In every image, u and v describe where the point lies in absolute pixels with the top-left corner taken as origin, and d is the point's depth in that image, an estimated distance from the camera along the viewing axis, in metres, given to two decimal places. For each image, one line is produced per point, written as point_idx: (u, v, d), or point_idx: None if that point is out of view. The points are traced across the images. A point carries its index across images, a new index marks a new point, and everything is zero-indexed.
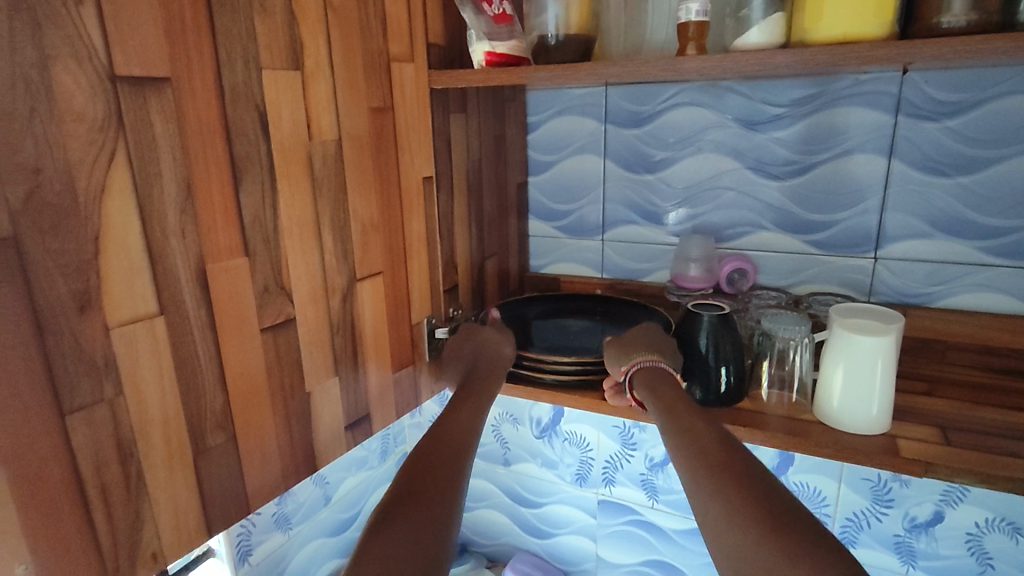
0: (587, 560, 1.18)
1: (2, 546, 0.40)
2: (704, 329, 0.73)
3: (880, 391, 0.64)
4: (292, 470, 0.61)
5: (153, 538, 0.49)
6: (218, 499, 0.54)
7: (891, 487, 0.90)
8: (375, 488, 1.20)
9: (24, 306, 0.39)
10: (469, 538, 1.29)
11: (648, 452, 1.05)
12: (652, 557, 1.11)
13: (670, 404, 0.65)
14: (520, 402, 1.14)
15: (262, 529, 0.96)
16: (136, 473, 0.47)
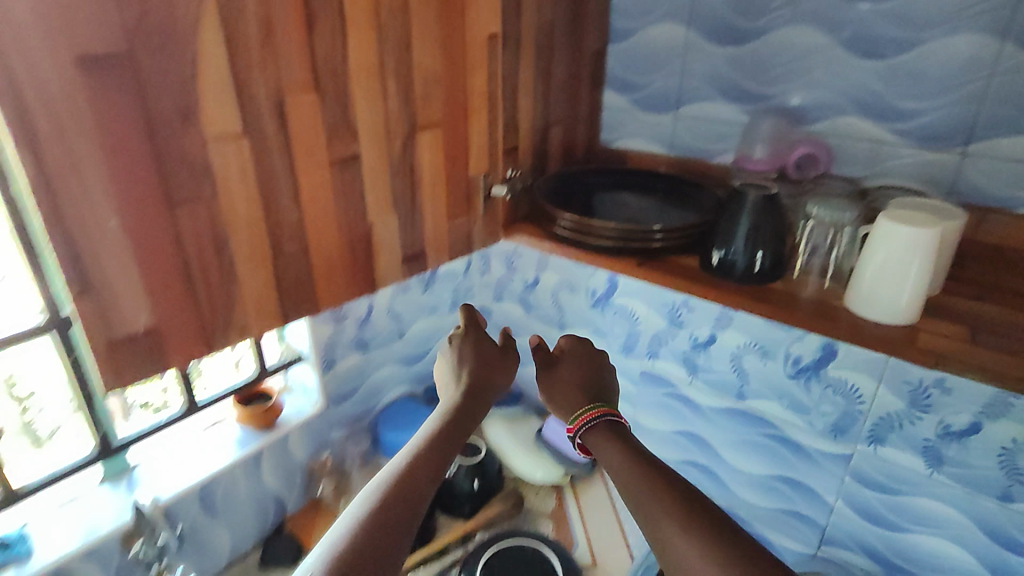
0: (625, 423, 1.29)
1: (132, 296, 0.53)
2: (747, 209, 0.76)
3: (913, 282, 0.65)
4: (355, 287, 0.72)
5: (242, 315, 0.62)
6: (292, 297, 0.66)
7: (930, 393, 0.89)
8: (444, 333, 1.34)
9: (139, 112, 0.49)
10: (524, 389, 1.43)
11: (693, 332, 1.11)
12: (685, 428, 1.21)
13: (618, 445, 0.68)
14: (579, 272, 1.21)
15: (344, 347, 1.13)
16: (227, 263, 0.59)
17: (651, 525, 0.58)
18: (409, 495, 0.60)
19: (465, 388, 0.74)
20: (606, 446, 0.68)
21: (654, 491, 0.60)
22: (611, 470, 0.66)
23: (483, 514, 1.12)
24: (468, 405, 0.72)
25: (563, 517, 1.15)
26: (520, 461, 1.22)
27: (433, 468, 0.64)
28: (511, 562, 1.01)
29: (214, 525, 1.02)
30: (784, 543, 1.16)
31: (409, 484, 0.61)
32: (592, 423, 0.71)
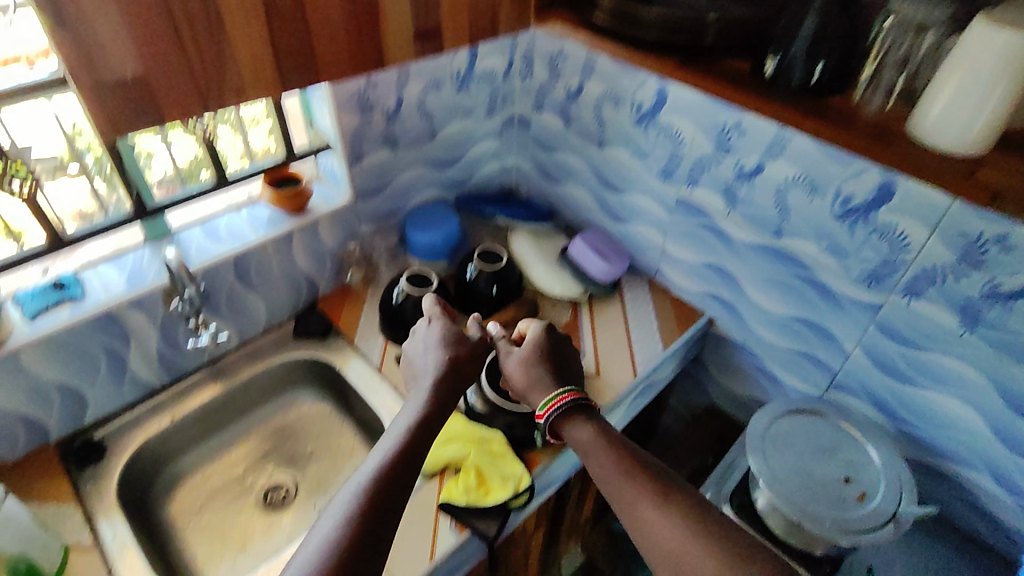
0: (653, 251, 1.26)
1: (111, 36, 0.51)
2: (813, 11, 0.75)
3: (989, 107, 0.65)
4: (359, 60, 0.68)
5: (235, 75, 0.60)
6: (291, 62, 0.63)
7: (988, 247, 0.80)
8: (477, 140, 1.29)
9: None
10: (556, 207, 1.40)
11: (740, 159, 1.02)
12: (714, 262, 1.17)
13: (591, 425, 0.82)
14: (626, 81, 1.10)
15: (372, 142, 1.11)
16: (215, 13, 0.55)
17: (629, 503, 0.72)
18: (393, 485, 0.70)
19: (437, 388, 0.84)
20: (577, 428, 0.82)
21: (626, 476, 0.74)
22: (586, 449, 0.80)
23: (498, 317, 1.17)
24: (431, 415, 0.80)
25: (575, 330, 1.18)
26: (540, 275, 1.23)
27: (412, 458, 0.75)
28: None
29: (251, 295, 1.11)
30: (789, 381, 1.16)
31: (394, 474, 0.71)
32: (557, 412, 0.84)
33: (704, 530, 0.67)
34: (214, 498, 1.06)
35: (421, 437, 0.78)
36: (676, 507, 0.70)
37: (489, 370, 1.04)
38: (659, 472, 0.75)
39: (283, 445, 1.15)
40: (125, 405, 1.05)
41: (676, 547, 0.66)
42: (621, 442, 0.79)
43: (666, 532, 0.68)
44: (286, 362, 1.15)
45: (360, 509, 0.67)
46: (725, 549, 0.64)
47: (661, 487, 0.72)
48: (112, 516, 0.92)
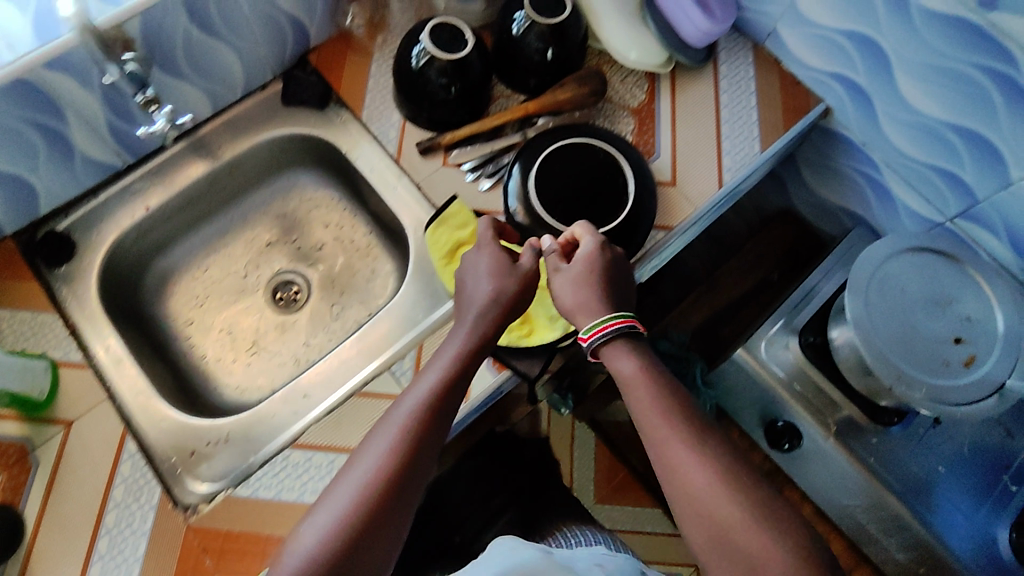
0: (774, 2, 0.88)
1: None
2: None
3: None
4: None
5: None
6: None
7: None
8: None
9: None
10: None
11: None
12: (860, 32, 0.81)
13: (638, 362, 0.67)
14: None
15: None
16: None
17: (657, 439, 0.62)
18: (427, 437, 0.61)
19: (482, 323, 0.69)
20: (619, 356, 0.67)
21: (663, 413, 0.63)
22: (620, 373, 0.67)
23: (552, 94, 0.86)
24: (475, 354, 0.68)
25: (649, 117, 0.90)
26: (610, 34, 0.88)
27: (451, 402, 0.64)
28: (574, 164, 0.82)
29: (219, 48, 0.80)
30: (906, 201, 0.92)
31: (433, 419, 0.62)
32: (604, 341, 0.68)
33: (732, 481, 0.57)
34: (218, 295, 0.94)
35: (460, 376, 0.66)
36: (711, 451, 0.59)
37: (539, 176, 0.82)
38: (693, 410, 0.63)
39: (290, 236, 0.98)
40: (88, 189, 0.84)
41: (697, 495, 0.57)
42: (661, 375, 0.66)
43: (690, 478, 0.58)
44: (280, 137, 0.91)
45: (393, 453, 0.59)
46: (751, 507, 0.55)
47: (689, 429, 0.61)
48: (99, 326, 0.80)
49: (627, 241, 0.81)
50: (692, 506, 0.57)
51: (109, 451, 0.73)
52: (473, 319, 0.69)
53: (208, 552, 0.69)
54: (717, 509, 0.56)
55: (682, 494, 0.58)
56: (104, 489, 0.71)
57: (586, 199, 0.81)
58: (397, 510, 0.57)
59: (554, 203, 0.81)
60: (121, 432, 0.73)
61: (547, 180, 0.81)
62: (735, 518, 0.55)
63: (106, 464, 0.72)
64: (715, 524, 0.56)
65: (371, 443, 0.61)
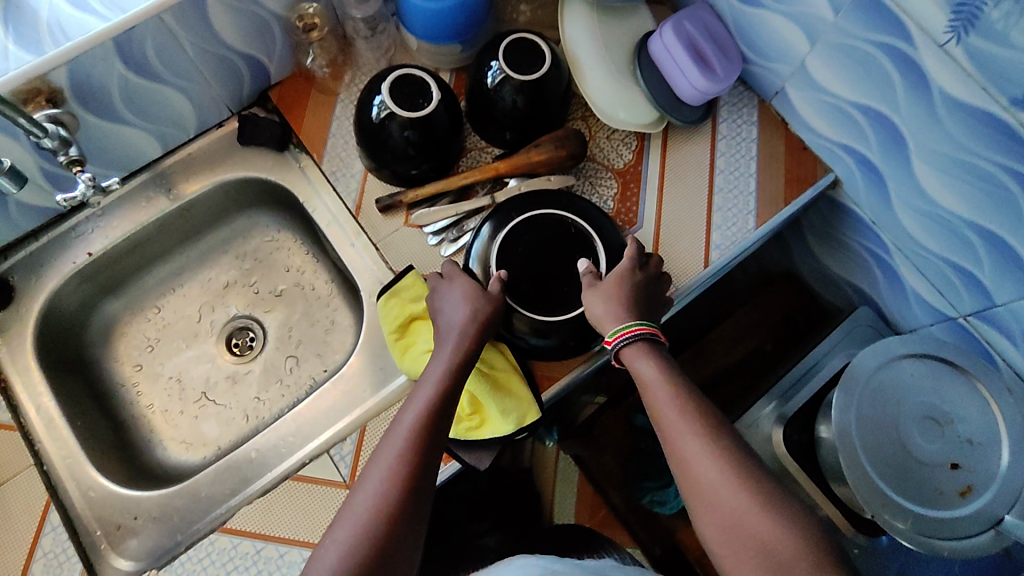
0: (783, 61, 0.78)
1: None
2: None
3: None
4: None
5: None
6: None
7: None
8: None
9: None
10: None
11: None
12: (876, 108, 0.72)
13: (667, 365, 0.63)
14: None
15: None
16: None
17: (673, 437, 0.59)
18: (423, 468, 0.58)
19: (464, 348, 0.66)
20: (642, 360, 0.64)
21: (682, 411, 0.60)
22: (642, 374, 0.63)
23: (527, 154, 0.79)
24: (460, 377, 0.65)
25: (634, 180, 0.82)
26: (596, 88, 0.80)
27: (443, 424, 0.62)
28: (544, 236, 0.74)
29: (164, 90, 0.74)
30: (915, 287, 0.83)
31: (427, 444, 0.60)
32: (630, 347, 0.65)
33: (741, 468, 0.56)
34: (170, 339, 0.89)
35: (449, 397, 0.63)
36: (729, 449, 0.57)
37: (502, 249, 0.74)
38: (710, 410, 0.60)
39: (250, 278, 0.93)
40: (29, 233, 0.80)
41: (709, 483, 0.56)
42: (682, 378, 0.62)
43: (701, 466, 0.57)
44: (238, 179, 0.85)
45: (392, 489, 0.56)
46: (759, 493, 0.54)
47: (703, 420, 0.59)
48: (33, 380, 0.76)
49: (592, 330, 0.73)
50: (703, 494, 0.56)
51: (32, 521, 0.69)
52: (455, 342, 0.66)
53: None
54: (729, 505, 0.54)
55: (695, 490, 0.56)
56: (23, 565, 0.67)
57: (553, 279, 0.73)
58: (404, 542, 0.55)
59: (517, 279, 0.73)
60: (45, 501, 0.70)
61: (511, 255, 0.73)
62: (745, 509, 0.54)
63: (27, 534, 0.69)
64: (726, 520, 0.54)
65: (370, 473, 0.59)
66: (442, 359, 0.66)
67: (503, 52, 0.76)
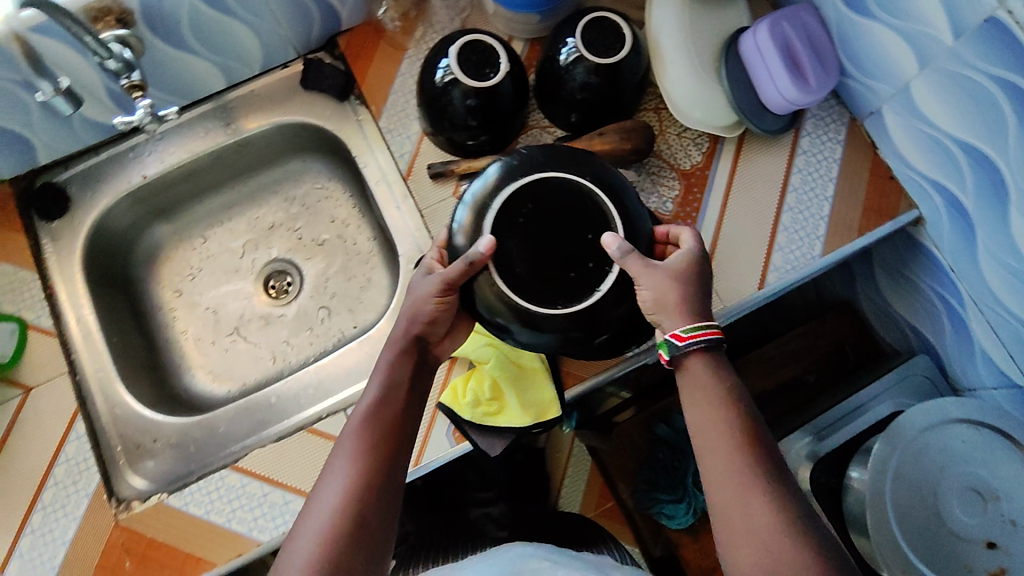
0: (885, 80, 0.72)
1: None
2: None
3: None
4: None
5: None
6: None
7: None
8: None
9: None
10: None
11: None
12: (978, 148, 0.65)
13: (731, 388, 0.56)
14: None
15: None
16: None
17: (722, 468, 0.53)
18: (383, 453, 0.55)
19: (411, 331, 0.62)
20: (702, 373, 0.56)
21: (736, 443, 0.53)
22: (697, 389, 0.56)
23: (590, 140, 0.74)
24: (411, 363, 0.61)
25: (698, 184, 0.77)
26: (672, 80, 0.75)
27: (402, 416, 0.59)
28: (556, 207, 0.56)
29: (232, 23, 0.73)
30: (985, 346, 0.76)
31: (385, 429, 0.57)
32: (692, 350, 0.57)
33: (799, 514, 0.50)
34: (211, 271, 0.91)
35: (400, 391, 0.60)
36: (782, 490, 0.51)
37: (498, 221, 0.56)
38: (766, 445, 0.54)
39: (295, 223, 0.93)
40: (92, 146, 0.82)
41: (764, 522, 0.50)
42: (743, 404, 0.56)
43: (759, 502, 0.51)
44: (296, 122, 0.85)
45: (354, 478, 0.53)
46: (818, 546, 0.48)
47: (761, 454, 0.53)
48: (76, 291, 0.78)
49: (600, 328, 0.56)
50: (750, 534, 0.50)
51: (59, 426, 0.72)
52: (403, 330, 0.62)
53: (130, 555, 0.68)
54: (776, 552, 0.48)
55: (740, 531, 0.50)
56: (47, 466, 0.71)
57: (559, 260, 0.55)
58: (376, 532, 0.52)
59: (514, 258, 0.55)
60: (74, 410, 0.72)
61: (507, 228, 0.56)
62: (800, 570, 0.47)
63: (54, 439, 0.72)
64: (771, 568, 0.48)
65: (331, 469, 0.55)
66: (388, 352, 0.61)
67: (580, 29, 0.71)
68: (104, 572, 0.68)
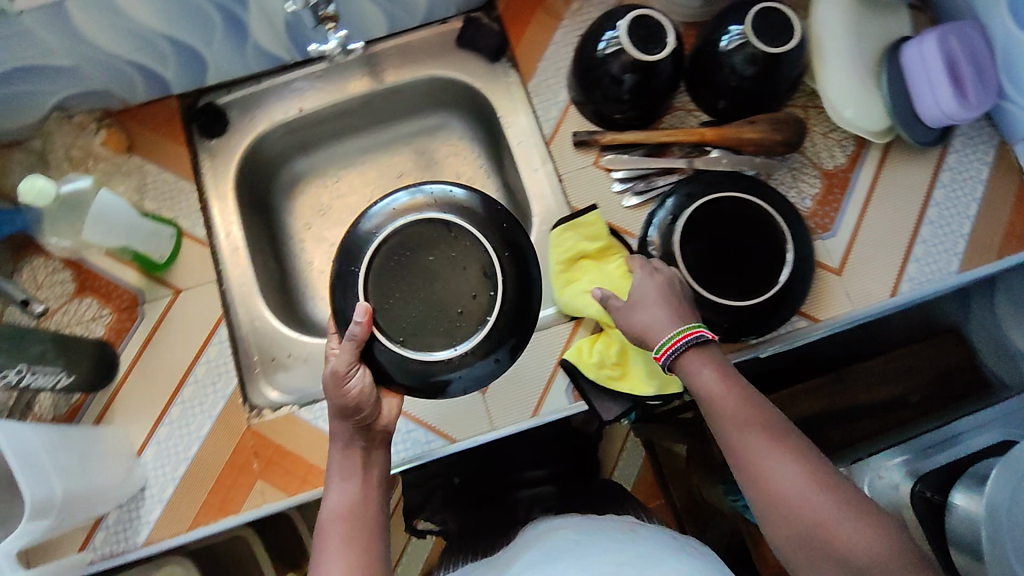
0: None
1: None
2: None
3: None
4: None
5: None
6: None
7: None
8: None
9: None
10: None
11: None
12: None
13: (729, 372, 0.63)
14: None
15: None
16: None
17: (744, 443, 0.59)
18: (364, 540, 0.62)
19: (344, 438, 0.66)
20: (700, 365, 0.63)
21: (751, 418, 0.60)
22: (704, 380, 0.62)
23: (738, 127, 0.76)
24: (362, 460, 0.66)
25: (839, 186, 0.77)
26: (830, 79, 0.75)
27: (368, 496, 0.64)
28: (431, 267, 0.65)
29: None
30: None
31: (360, 520, 0.62)
32: (682, 356, 0.64)
33: (819, 474, 0.56)
34: (339, 210, 0.95)
35: (357, 487, 0.65)
36: (799, 452, 0.58)
37: (381, 295, 0.64)
38: (773, 416, 0.60)
39: (421, 175, 0.96)
40: (254, 74, 0.87)
41: (781, 486, 0.56)
42: (744, 384, 0.62)
43: (770, 470, 0.57)
44: (445, 77, 0.88)
45: (345, 567, 0.59)
46: (837, 501, 0.54)
47: (771, 423, 0.60)
48: (227, 207, 0.84)
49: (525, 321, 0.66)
50: (772, 499, 0.56)
51: (203, 329, 0.77)
52: (341, 433, 0.66)
53: (258, 457, 0.74)
54: (807, 506, 0.54)
55: (771, 493, 0.56)
56: (190, 363, 0.76)
57: (449, 303, 0.65)
58: None
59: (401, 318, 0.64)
60: (218, 317, 0.78)
61: (393, 295, 0.64)
62: (837, 522, 0.53)
63: (198, 340, 0.77)
64: (806, 525, 0.54)
65: (325, 562, 0.60)
66: (337, 452, 0.66)
67: (750, 15, 0.72)
68: (234, 469, 0.74)
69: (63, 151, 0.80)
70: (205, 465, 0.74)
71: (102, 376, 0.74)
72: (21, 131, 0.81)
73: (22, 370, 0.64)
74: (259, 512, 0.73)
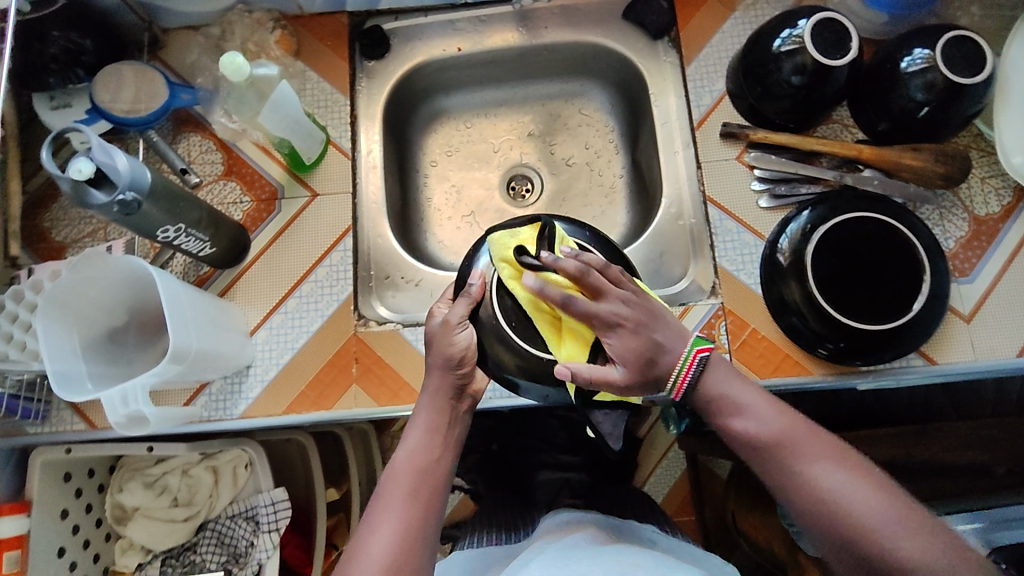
0: None
1: None
2: None
3: None
4: None
5: None
6: None
7: None
8: None
9: None
10: None
11: None
12: None
13: (746, 387, 0.62)
14: None
15: None
16: None
17: (779, 459, 0.58)
18: (430, 494, 0.62)
19: (436, 385, 0.66)
20: (718, 380, 0.61)
21: (779, 433, 0.58)
22: (728, 397, 0.61)
23: (899, 152, 0.75)
24: (452, 415, 0.66)
25: (987, 234, 0.75)
26: (1009, 124, 0.75)
27: (443, 458, 0.64)
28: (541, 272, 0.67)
29: None
30: None
31: (432, 475, 0.63)
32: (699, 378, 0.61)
33: (868, 479, 0.55)
34: (466, 154, 0.97)
35: (436, 441, 0.64)
36: (839, 460, 0.56)
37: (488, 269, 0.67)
38: (805, 425, 0.59)
39: (551, 138, 0.97)
40: (423, 7, 0.90)
41: (844, 498, 0.54)
42: (766, 397, 0.61)
43: (824, 480, 0.55)
44: (602, 46, 0.90)
45: (407, 517, 0.60)
46: (888, 502, 0.54)
47: (805, 432, 0.58)
48: (372, 127, 0.87)
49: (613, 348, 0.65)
50: (832, 513, 0.54)
51: (333, 235, 0.81)
52: (438, 383, 0.65)
53: (358, 362, 0.78)
54: (856, 516, 0.54)
55: (813, 507, 0.55)
56: (313, 262, 0.80)
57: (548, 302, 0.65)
58: (423, 558, 0.59)
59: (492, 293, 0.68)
60: (346, 227, 0.81)
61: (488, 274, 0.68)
62: (885, 533, 0.53)
63: (325, 242, 0.81)
64: (854, 537, 0.53)
65: (384, 512, 0.61)
66: (428, 401, 0.65)
67: (939, 43, 0.70)
68: (333, 369, 0.78)
69: (239, 42, 0.85)
70: (305, 363, 0.78)
71: (234, 255, 0.79)
72: (202, 17, 0.86)
73: (180, 229, 0.68)
74: (351, 413, 0.76)
